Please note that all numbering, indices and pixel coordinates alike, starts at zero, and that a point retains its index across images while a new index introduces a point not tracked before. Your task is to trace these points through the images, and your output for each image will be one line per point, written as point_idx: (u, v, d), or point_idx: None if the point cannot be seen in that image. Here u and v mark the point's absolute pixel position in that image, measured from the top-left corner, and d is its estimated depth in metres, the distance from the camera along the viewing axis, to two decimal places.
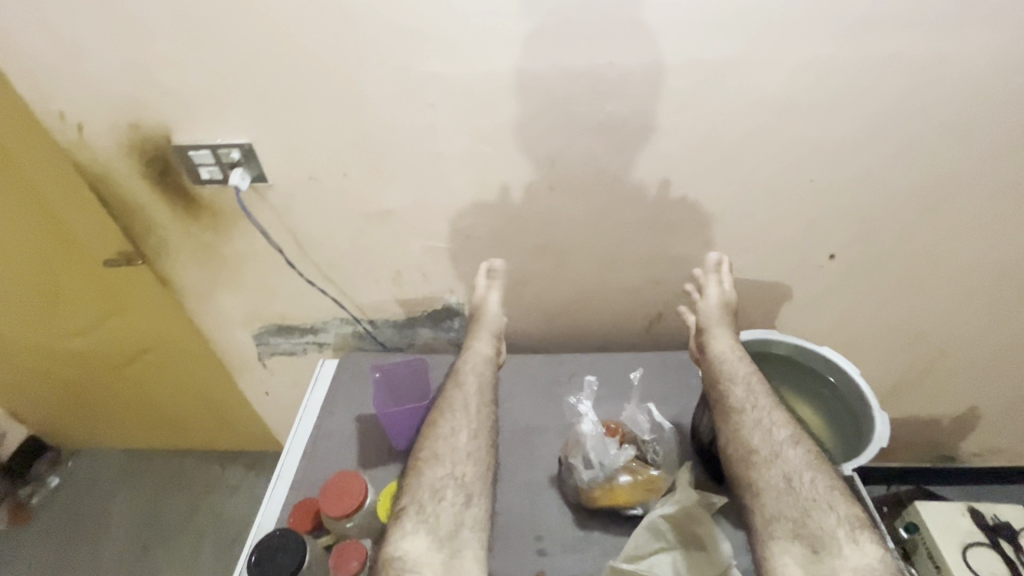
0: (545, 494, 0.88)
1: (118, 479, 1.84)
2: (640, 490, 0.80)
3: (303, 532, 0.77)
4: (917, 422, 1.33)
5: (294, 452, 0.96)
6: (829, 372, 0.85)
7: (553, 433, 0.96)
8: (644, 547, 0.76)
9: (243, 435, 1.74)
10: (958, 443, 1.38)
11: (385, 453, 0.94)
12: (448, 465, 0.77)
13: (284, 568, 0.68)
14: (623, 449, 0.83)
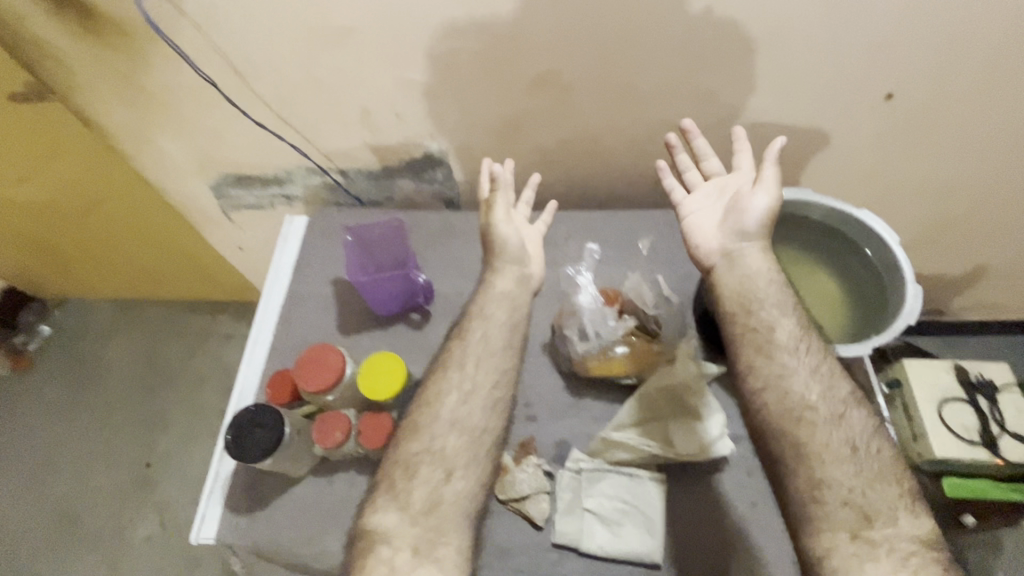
0: (536, 362, 0.83)
1: (112, 327, 1.85)
2: (638, 362, 0.76)
3: (282, 404, 0.73)
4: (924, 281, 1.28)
5: (271, 317, 0.90)
6: (867, 243, 0.74)
7: (546, 299, 0.89)
8: (635, 415, 0.74)
9: (227, 288, 1.69)
10: (960, 300, 1.35)
11: (366, 319, 0.88)
12: (444, 424, 0.68)
13: (262, 446, 0.65)
14: (622, 320, 0.77)
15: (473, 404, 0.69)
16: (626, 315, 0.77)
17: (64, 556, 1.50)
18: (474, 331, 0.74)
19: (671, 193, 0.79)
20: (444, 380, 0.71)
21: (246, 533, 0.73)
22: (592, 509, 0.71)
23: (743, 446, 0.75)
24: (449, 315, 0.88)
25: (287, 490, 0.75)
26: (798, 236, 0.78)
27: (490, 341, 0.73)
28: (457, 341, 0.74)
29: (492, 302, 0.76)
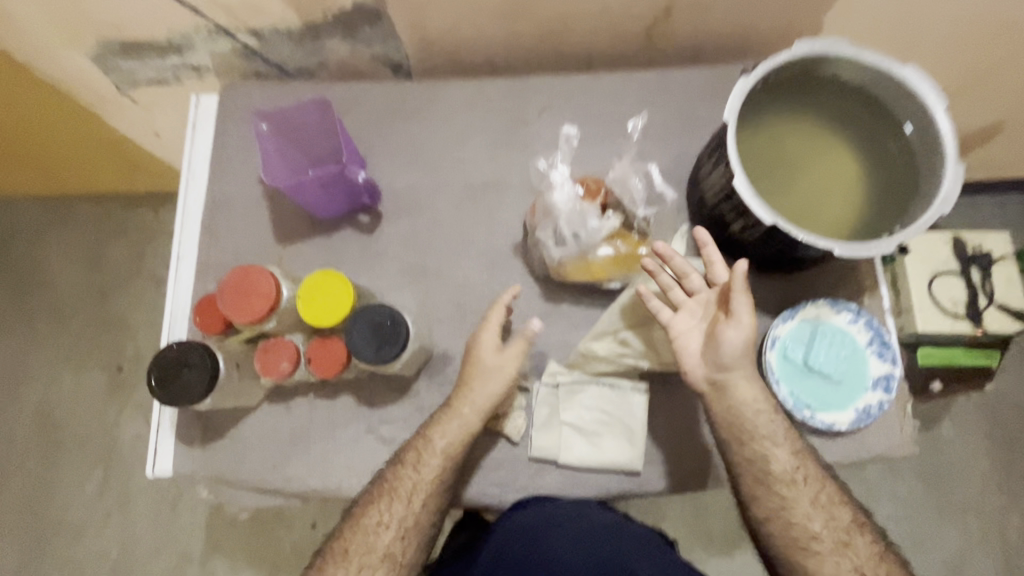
0: (507, 267, 0.74)
1: (38, 229, 1.59)
2: (622, 264, 0.67)
3: (213, 333, 0.62)
4: None
5: (194, 226, 0.77)
6: (906, 117, 0.61)
7: (515, 193, 0.76)
8: (616, 324, 0.67)
9: (158, 180, 1.47)
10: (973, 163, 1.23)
11: (306, 225, 0.75)
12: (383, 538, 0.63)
13: (191, 391, 0.57)
14: (606, 218, 0.65)
15: (409, 537, 0.64)
16: (609, 212, 0.65)
17: (55, 464, 1.44)
18: (428, 459, 0.64)
19: (654, 309, 0.63)
20: (386, 507, 0.63)
21: (205, 464, 0.69)
22: (574, 425, 0.68)
23: None
24: (403, 215, 0.75)
25: (243, 419, 0.70)
26: (825, 104, 0.64)
27: (446, 469, 0.64)
28: (405, 465, 0.64)
29: (448, 428, 0.64)
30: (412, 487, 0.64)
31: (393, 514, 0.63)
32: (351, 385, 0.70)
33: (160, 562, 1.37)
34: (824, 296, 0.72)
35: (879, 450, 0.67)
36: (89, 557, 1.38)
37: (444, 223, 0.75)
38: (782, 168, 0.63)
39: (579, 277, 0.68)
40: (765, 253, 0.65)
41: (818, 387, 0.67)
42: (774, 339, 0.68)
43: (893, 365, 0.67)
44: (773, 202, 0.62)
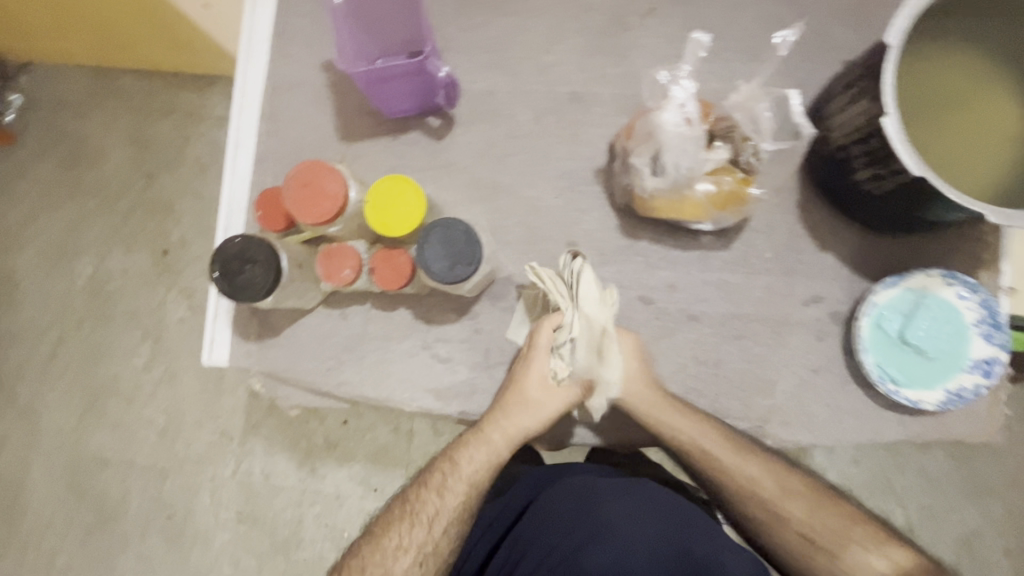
0: (585, 193, 0.67)
1: (88, 100, 1.55)
2: (720, 204, 0.59)
3: (276, 230, 0.60)
4: None
5: (252, 112, 0.71)
6: None
7: (603, 109, 0.67)
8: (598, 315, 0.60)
9: (204, 58, 1.37)
10: None
11: (371, 122, 0.69)
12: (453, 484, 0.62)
13: (257, 286, 0.55)
14: (715, 150, 0.57)
15: (427, 561, 0.59)
16: (719, 143, 0.57)
17: (107, 334, 1.51)
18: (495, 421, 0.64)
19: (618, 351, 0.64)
20: (406, 530, 0.60)
21: (260, 360, 0.69)
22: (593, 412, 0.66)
23: (817, 308, 0.65)
24: (478, 122, 0.68)
25: (299, 319, 0.68)
26: (1003, 45, 0.53)
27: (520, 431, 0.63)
28: (430, 487, 0.62)
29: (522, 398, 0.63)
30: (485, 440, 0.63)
31: (413, 536, 0.60)
32: (411, 298, 0.67)
33: (203, 436, 1.46)
34: (935, 264, 0.64)
35: (956, 433, 0.63)
36: (138, 422, 1.48)
37: (522, 135, 0.68)
38: (939, 109, 0.53)
39: (667, 213, 0.62)
40: (890, 208, 0.57)
41: (910, 362, 0.62)
42: (873, 305, 0.62)
43: (1000, 348, 0.61)
44: (920, 148, 0.53)
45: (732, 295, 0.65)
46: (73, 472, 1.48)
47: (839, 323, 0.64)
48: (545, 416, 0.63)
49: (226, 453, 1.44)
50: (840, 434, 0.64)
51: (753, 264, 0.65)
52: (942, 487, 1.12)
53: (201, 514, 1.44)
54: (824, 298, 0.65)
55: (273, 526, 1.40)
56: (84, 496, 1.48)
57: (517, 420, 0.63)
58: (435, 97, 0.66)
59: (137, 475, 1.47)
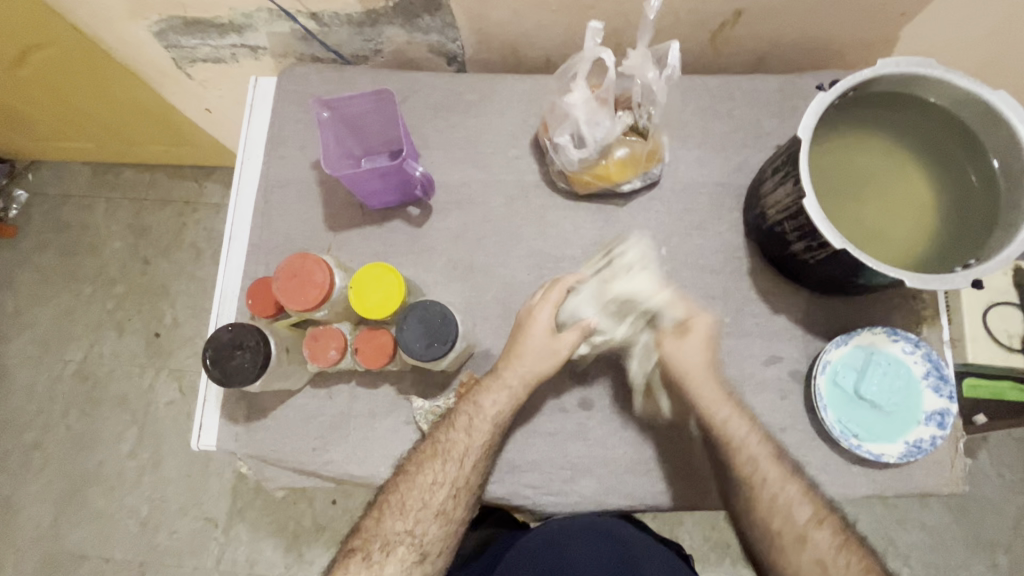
0: (555, 270, 0.73)
1: (92, 194, 1.64)
2: (635, 164, 0.68)
3: (264, 316, 0.64)
4: None
5: (246, 206, 0.78)
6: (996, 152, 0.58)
7: (565, 195, 0.74)
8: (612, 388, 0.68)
9: (203, 152, 1.48)
10: None
11: (356, 213, 0.76)
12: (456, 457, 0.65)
13: (246, 372, 0.58)
14: (618, 118, 0.66)
15: (461, 496, 0.65)
16: (621, 113, 0.66)
17: (94, 420, 1.50)
18: (499, 387, 0.66)
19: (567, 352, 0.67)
20: (439, 467, 0.65)
21: (248, 442, 0.71)
22: (573, 449, 0.68)
23: (777, 366, 0.69)
24: (454, 210, 0.75)
25: (287, 399, 0.71)
26: (902, 132, 0.61)
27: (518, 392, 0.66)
28: (456, 428, 0.65)
29: (523, 354, 0.66)
30: (484, 404, 0.66)
31: (443, 472, 0.64)
32: (395, 374, 0.71)
33: (187, 523, 1.42)
34: (880, 322, 0.69)
35: (923, 485, 0.66)
36: (120, 512, 1.44)
37: (494, 219, 0.75)
38: (851, 188, 0.61)
39: (596, 182, 0.69)
40: (827, 274, 0.63)
41: (868, 417, 0.65)
42: (825, 363, 0.67)
43: (949, 400, 0.65)
44: (837, 222, 0.60)
45: None
46: (49, 569, 1.42)
47: (800, 381, 0.68)
48: (539, 369, 0.66)
49: (210, 541, 1.40)
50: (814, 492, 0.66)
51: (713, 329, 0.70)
52: (940, 541, 1.11)
53: None
54: (782, 357, 0.69)
55: None
56: None
57: (513, 373, 0.66)
58: (414, 190, 0.73)
59: (116, 570, 1.41)
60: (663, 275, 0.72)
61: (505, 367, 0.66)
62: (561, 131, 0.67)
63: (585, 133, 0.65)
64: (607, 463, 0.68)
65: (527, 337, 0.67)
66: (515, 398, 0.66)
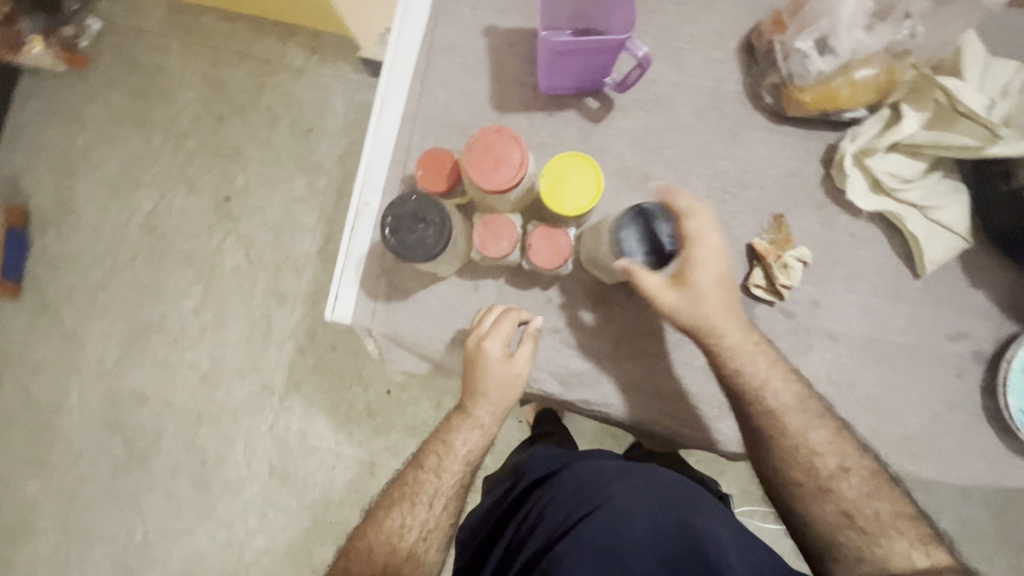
0: (738, 197, 0.66)
1: (168, 35, 1.53)
2: (875, 90, 0.59)
3: (436, 192, 0.59)
4: None
5: (403, 63, 0.69)
6: None
7: (767, 114, 0.65)
8: None
9: (303, 9, 1.35)
10: None
11: (527, 96, 0.68)
12: (426, 503, 0.64)
13: (427, 247, 0.53)
14: (876, 31, 0.57)
15: (432, 538, 0.64)
16: (882, 24, 0.57)
17: (160, 271, 1.50)
18: (473, 425, 0.64)
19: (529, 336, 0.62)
20: (408, 511, 0.63)
21: (382, 321, 0.68)
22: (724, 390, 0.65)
23: (961, 344, 0.64)
24: (634, 109, 0.67)
25: (428, 284, 0.67)
26: None
27: (487, 433, 0.65)
28: (427, 469, 0.65)
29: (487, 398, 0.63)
30: (461, 440, 0.64)
31: (413, 517, 0.63)
32: (546, 280, 0.67)
33: (245, 385, 1.46)
34: None
35: None
36: (181, 364, 1.48)
37: (679, 128, 0.66)
38: None
39: (820, 105, 0.60)
40: None
41: None
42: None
43: None
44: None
45: (877, 318, 0.64)
46: (111, 404, 1.48)
47: (982, 362, 0.64)
48: (507, 399, 0.63)
49: (265, 407, 1.44)
50: (964, 473, 0.63)
51: (901, 290, 0.64)
52: None
53: (233, 464, 1.44)
54: (969, 335, 0.64)
55: (305, 486, 1.42)
56: (118, 430, 1.47)
57: (483, 409, 0.63)
58: (604, 76, 0.64)
59: (174, 417, 1.47)
60: (858, 224, 0.65)
61: (474, 401, 0.64)
62: (800, 34, 0.58)
63: (835, 38, 0.56)
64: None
65: (485, 361, 0.62)
66: (489, 433, 0.65)
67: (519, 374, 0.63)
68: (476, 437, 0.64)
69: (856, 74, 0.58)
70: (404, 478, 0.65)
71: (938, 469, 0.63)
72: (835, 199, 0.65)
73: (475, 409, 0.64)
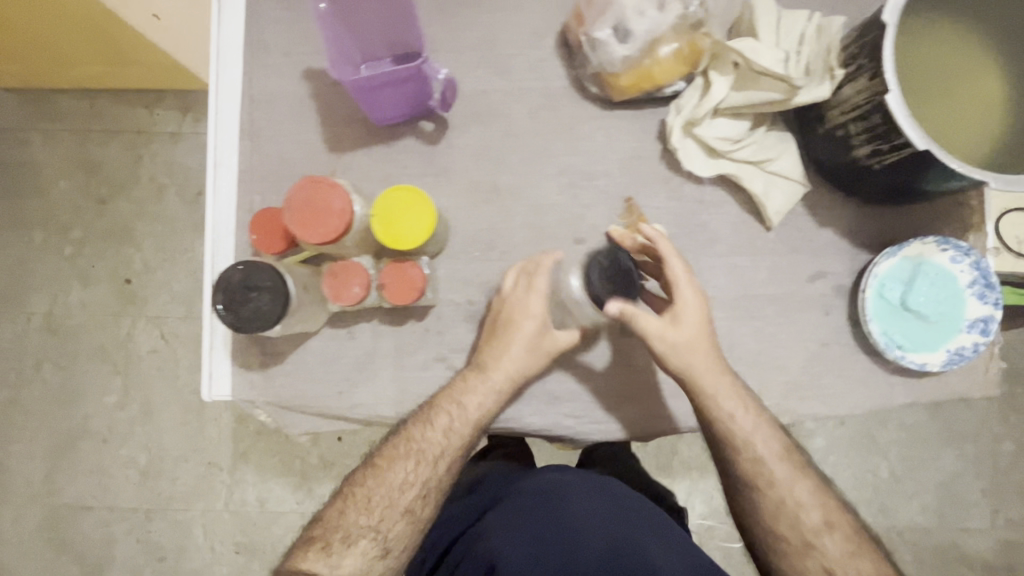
0: (588, 189, 0.66)
1: (26, 127, 1.44)
2: (683, 64, 0.60)
3: (275, 252, 0.57)
4: None
5: (229, 124, 0.67)
6: None
7: (598, 103, 0.66)
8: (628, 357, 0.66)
9: (156, 74, 1.29)
10: None
11: (361, 131, 0.66)
12: (427, 461, 0.60)
13: (265, 316, 0.51)
14: (666, 7, 0.58)
15: (430, 496, 0.61)
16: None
17: (73, 373, 1.41)
18: (490, 382, 0.61)
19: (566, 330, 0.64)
20: (408, 466, 0.60)
21: (264, 390, 0.65)
22: (616, 378, 0.66)
23: (822, 283, 0.67)
24: (470, 123, 0.66)
25: (301, 343, 0.65)
26: (956, 28, 0.59)
27: (505, 392, 0.62)
28: (434, 426, 0.61)
29: (508, 355, 0.61)
30: (478, 397, 0.61)
31: (414, 470, 0.60)
32: (421, 311, 0.66)
33: (189, 469, 1.39)
34: (925, 231, 0.67)
35: (957, 389, 0.66)
36: (117, 463, 1.40)
37: (518, 133, 0.66)
38: (936, 75, 0.58)
39: (637, 86, 0.62)
40: (887, 181, 0.59)
41: (911, 327, 0.64)
42: (873, 276, 0.64)
43: (994, 307, 0.64)
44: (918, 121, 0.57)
45: (741, 277, 0.66)
46: (52, 521, 1.40)
47: (843, 296, 0.66)
48: (529, 363, 0.62)
49: (216, 485, 1.38)
50: (852, 402, 0.66)
51: (757, 245, 0.66)
52: (924, 439, 1.21)
53: (194, 552, 1.38)
54: (827, 273, 0.66)
55: (275, 553, 1.37)
56: (66, 547, 1.39)
57: (503, 369, 0.61)
58: (428, 99, 0.63)
59: (121, 519, 1.40)
60: (704, 190, 0.66)
61: (496, 360, 0.61)
62: (595, 25, 0.59)
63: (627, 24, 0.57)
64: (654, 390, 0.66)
65: (517, 318, 0.61)
66: (507, 390, 0.62)
67: (542, 344, 0.62)
68: (494, 394, 0.61)
69: (659, 53, 0.59)
70: (405, 431, 0.62)
71: (825, 405, 0.66)
72: (680, 172, 0.66)
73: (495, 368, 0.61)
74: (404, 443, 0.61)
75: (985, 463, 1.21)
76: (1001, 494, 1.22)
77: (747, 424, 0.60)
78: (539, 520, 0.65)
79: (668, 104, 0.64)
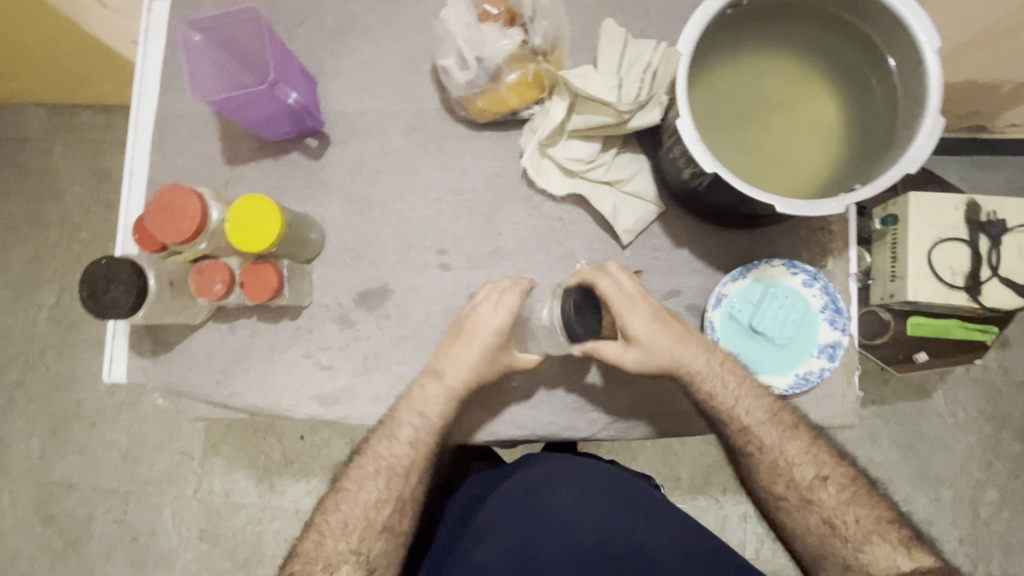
0: (454, 203, 0.71)
1: (48, 136, 1.50)
2: (527, 90, 0.65)
3: (151, 252, 0.64)
4: (985, 121, 1.02)
5: (144, 139, 0.76)
6: (893, 54, 0.55)
7: (466, 124, 0.71)
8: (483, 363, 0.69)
9: None
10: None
11: (253, 146, 0.73)
12: (391, 475, 0.63)
13: (120, 305, 0.58)
14: (508, 35, 0.62)
15: (404, 509, 0.63)
16: (511, 29, 0.62)
17: (72, 361, 1.46)
18: (437, 390, 0.64)
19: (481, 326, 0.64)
20: (379, 481, 0.63)
21: (155, 376, 0.72)
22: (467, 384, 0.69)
23: (675, 301, 0.68)
24: (349, 141, 0.72)
25: (189, 334, 0.72)
26: (784, 47, 0.59)
27: (455, 400, 0.64)
28: (400, 439, 0.64)
29: (459, 361, 0.64)
30: (426, 402, 0.64)
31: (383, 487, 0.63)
32: (294, 311, 0.71)
33: (165, 456, 1.42)
34: (782, 254, 0.67)
35: (814, 416, 0.65)
36: (102, 446, 1.44)
37: (393, 151, 0.72)
38: (756, 113, 0.60)
39: (493, 110, 0.66)
40: (716, 202, 0.60)
41: (760, 349, 0.65)
42: (721, 297, 0.65)
43: (843, 332, 0.64)
44: (717, 153, 0.59)
45: None
46: (40, 498, 1.44)
47: (697, 315, 0.67)
48: (479, 369, 0.64)
49: (187, 473, 1.40)
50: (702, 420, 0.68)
51: (612, 262, 0.69)
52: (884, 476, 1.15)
53: (164, 535, 1.39)
54: (682, 291, 0.68)
55: (236, 544, 1.37)
56: (51, 521, 1.43)
57: (453, 373, 0.64)
58: (306, 120, 0.69)
59: (102, 499, 1.42)
60: (562, 208, 0.70)
61: (448, 365, 0.64)
62: (443, 53, 0.64)
63: (468, 54, 0.62)
64: (498, 396, 0.69)
65: (476, 322, 0.63)
66: (457, 396, 0.64)
67: (489, 347, 0.63)
68: (444, 399, 0.64)
69: (504, 81, 0.64)
70: (369, 443, 0.65)
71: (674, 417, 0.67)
72: (539, 190, 0.70)
73: (445, 373, 0.64)
74: (371, 455, 0.64)
75: (951, 506, 1.14)
76: (974, 543, 1.13)
77: (749, 416, 0.61)
78: (529, 512, 0.68)
79: (526, 126, 0.68)
